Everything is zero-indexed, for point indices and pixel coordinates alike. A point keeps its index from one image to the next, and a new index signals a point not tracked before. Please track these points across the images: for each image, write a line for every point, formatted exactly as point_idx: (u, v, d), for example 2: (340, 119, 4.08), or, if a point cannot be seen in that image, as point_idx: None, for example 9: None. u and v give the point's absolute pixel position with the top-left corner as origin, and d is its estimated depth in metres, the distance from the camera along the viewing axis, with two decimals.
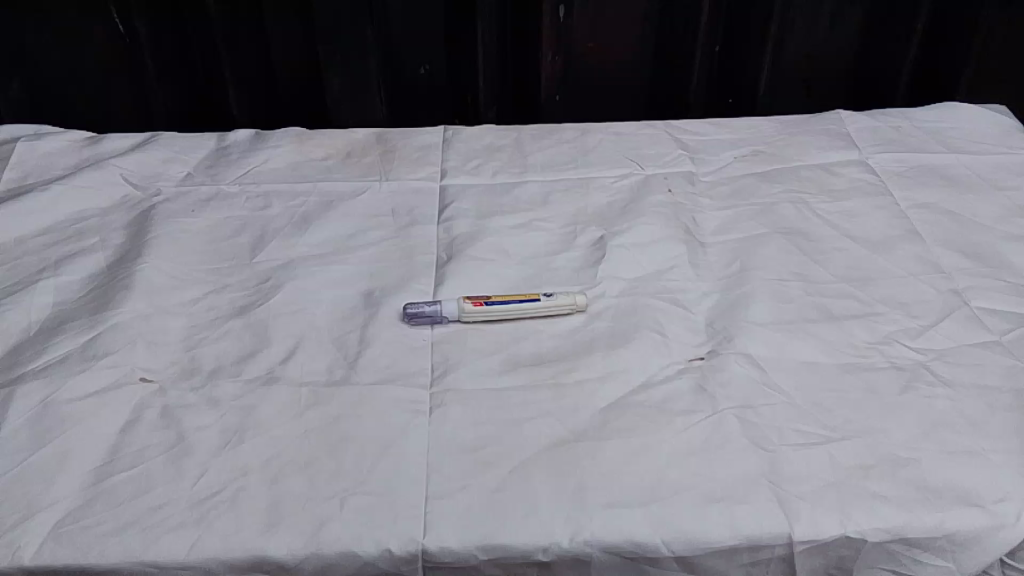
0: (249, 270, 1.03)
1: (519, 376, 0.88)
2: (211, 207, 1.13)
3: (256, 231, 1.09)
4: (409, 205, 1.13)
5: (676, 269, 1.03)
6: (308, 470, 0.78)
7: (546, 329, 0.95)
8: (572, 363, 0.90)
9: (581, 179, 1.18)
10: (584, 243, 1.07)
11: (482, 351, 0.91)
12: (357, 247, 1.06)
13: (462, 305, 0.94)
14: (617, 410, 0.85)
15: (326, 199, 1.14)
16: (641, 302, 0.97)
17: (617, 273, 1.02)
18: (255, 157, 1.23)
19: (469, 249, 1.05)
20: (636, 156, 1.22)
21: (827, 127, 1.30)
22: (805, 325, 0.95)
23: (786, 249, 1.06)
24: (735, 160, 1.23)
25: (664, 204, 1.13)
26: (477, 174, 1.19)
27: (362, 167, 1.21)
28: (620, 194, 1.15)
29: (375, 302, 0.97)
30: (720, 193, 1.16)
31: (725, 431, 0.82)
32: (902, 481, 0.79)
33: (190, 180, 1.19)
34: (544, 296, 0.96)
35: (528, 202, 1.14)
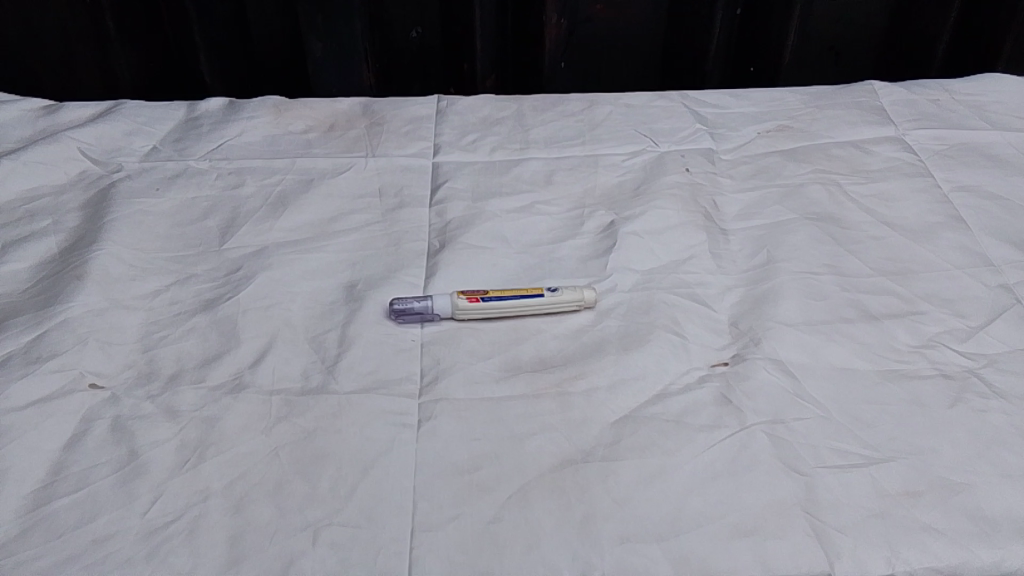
0: (218, 258, 0.92)
1: (519, 384, 0.78)
2: (177, 186, 1.02)
3: (226, 213, 0.98)
4: (397, 184, 1.02)
5: (695, 259, 0.92)
6: (278, 495, 0.68)
7: (549, 328, 0.84)
8: (579, 368, 0.80)
9: (588, 156, 1.06)
10: (592, 229, 0.96)
11: (478, 355, 0.81)
12: (339, 232, 0.95)
13: (456, 300, 0.84)
14: (631, 425, 0.75)
15: (306, 177, 1.03)
16: (656, 299, 0.87)
17: (629, 264, 0.91)
18: (228, 130, 1.11)
19: (464, 235, 0.94)
20: (650, 131, 1.11)
21: (858, 100, 1.18)
22: (841, 326, 0.85)
23: (817, 238, 0.95)
24: (758, 135, 1.11)
25: (681, 185, 1.01)
26: (472, 150, 1.07)
27: (345, 141, 1.09)
28: (631, 174, 1.04)
29: (357, 296, 0.87)
30: (743, 173, 1.05)
31: (754, 451, 0.72)
32: (956, 510, 0.69)
33: (155, 155, 1.07)
34: (548, 291, 0.85)
35: (530, 182, 1.02)
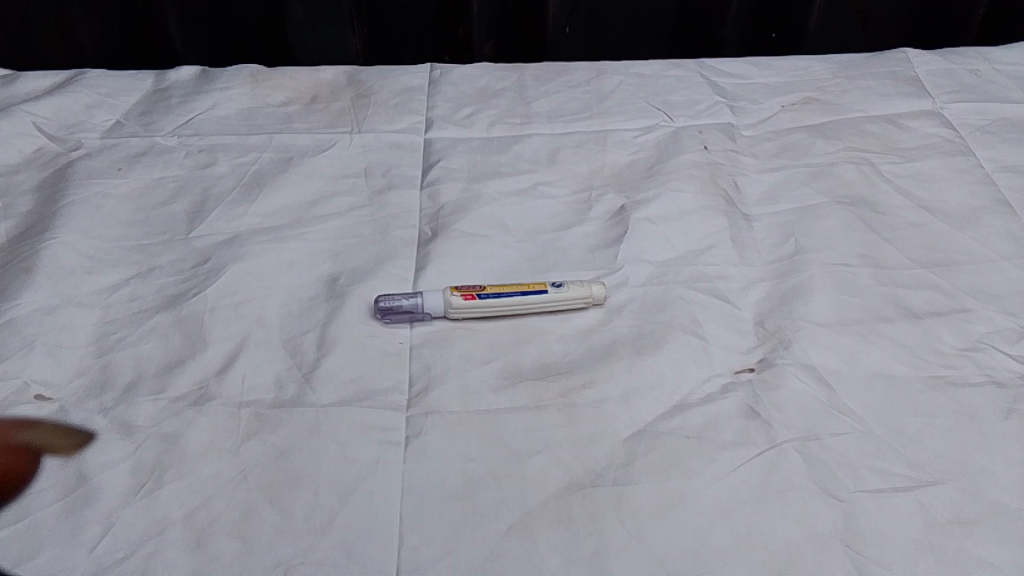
0: (184, 248, 0.82)
1: (520, 394, 0.70)
2: (141, 166, 0.92)
3: (194, 196, 0.88)
4: (385, 164, 0.92)
5: (715, 249, 0.83)
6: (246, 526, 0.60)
7: (553, 329, 0.75)
8: (587, 375, 0.71)
9: (596, 132, 0.96)
10: (601, 215, 0.87)
11: (473, 360, 0.72)
12: (319, 218, 0.86)
13: (449, 297, 0.75)
14: (645, 443, 0.66)
15: (284, 155, 0.93)
16: (673, 295, 0.78)
17: (642, 255, 0.82)
18: (199, 102, 1.01)
19: (458, 222, 0.85)
20: (663, 103, 1.01)
21: (891, 70, 1.08)
22: (879, 326, 0.76)
23: (849, 224, 0.86)
24: (782, 109, 1.01)
25: (698, 164, 0.92)
26: (468, 125, 0.97)
27: (328, 115, 0.99)
28: (644, 152, 0.94)
29: (340, 292, 0.78)
30: (767, 151, 0.95)
31: (785, 473, 0.64)
32: (1014, 542, 0.61)
33: (118, 131, 0.97)
34: (552, 286, 0.76)
35: (531, 161, 0.93)
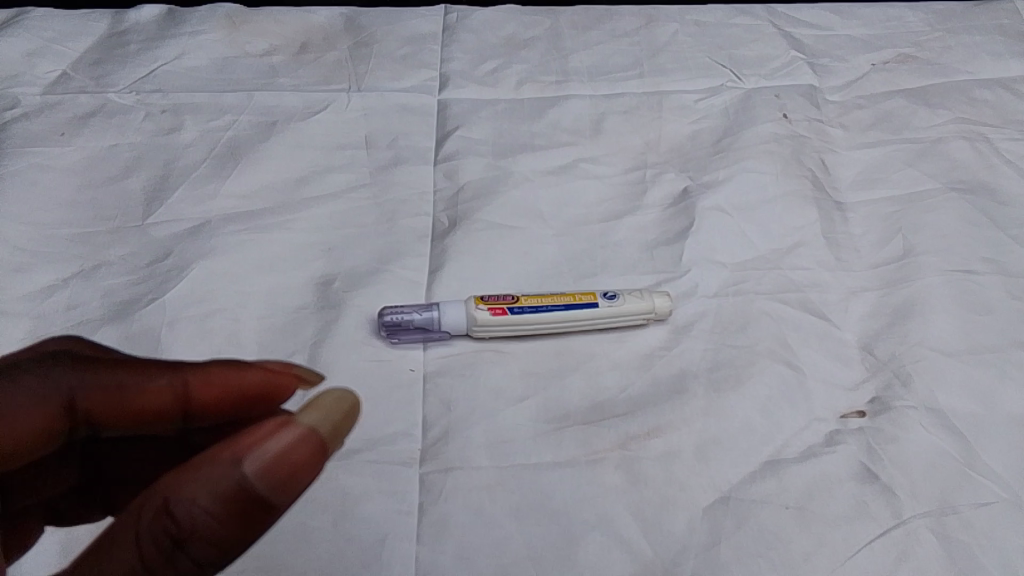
0: (139, 238, 0.66)
1: (566, 444, 0.54)
2: (90, 131, 0.74)
3: (154, 171, 0.71)
4: (391, 132, 0.75)
5: (804, 248, 0.66)
6: (334, 448, 0.38)
7: (606, 353, 0.59)
8: (651, 420, 0.55)
9: (649, 94, 0.78)
10: (659, 202, 0.70)
11: (505, 395, 0.56)
12: (310, 201, 0.69)
13: (473, 312, 0.59)
14: (733, 517, 0.51)
15: (266, 119, 0.76)
16: (756, 308, 0.62)
17: (714, 255, 0.65)
18: (164, 50, 0.82)
19: (483, 210, 0.68)
20: (730, 59, 0.82)
21: (1001, 20, 0.89)
22: (1017, 355, 0.60)
23: (970, 218, 0.69)
24: (873, 68, 0.83)
25: (778, 137, 0.74)
26: (492, 84, 0.79)
27: (321, 67, 0.81)
28: (709, 120, 0.76)
29: (334, 303, 0.61)
30: (858, 122, 0.77)
31: (917, 564, 0.50)
32: None
33: (63, 85, 0.79)
34: (604, 297, 0.60)
35: (572, 131, 0.75)
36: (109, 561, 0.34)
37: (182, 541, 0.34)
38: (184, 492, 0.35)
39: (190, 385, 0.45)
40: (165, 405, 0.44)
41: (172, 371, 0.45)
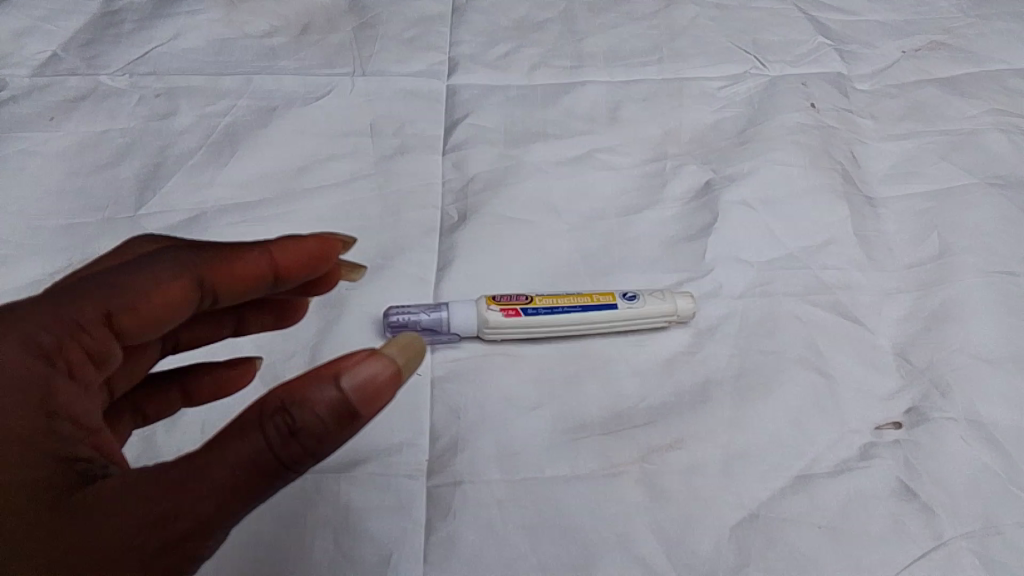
0: (130, 230, 0.62)
1: (582, 456, 0.51)
2: (80, 115, 0.70)
3: (147, 158, 0.67)
4: (397, 119, 0.71)
5: (834, 245, 0.62)
6: (412, 367, 0.38)
7: (624, 357, 0.56)
8: (672, 431, 0.52)
9: (668, 81, 0.74)
10: (679, 196, 0.66)
11: (517, 403, 0.53)
12: (311, 192, 0.65)
13: (484, 312, 0.55)
14: (761, 537, 0.48)
15: (266, 104, 0.72)
16: (783, 311, 0.58)
17: (738, 252, 0.62)
18: (159, 30, 0.78)
19: (493, 203, 0.65)
20: (754, 45, 0.78)
21: None
22: None
23: (1012, 213, 0.64)
24: (904, 56, 0.79)
25: (806, 127, 0.70)
26: (503, 69, 0.75)
27: (323, 49, 0.77)
28: (733, 108, 0.72)
29: (337, 301, 0.58)
30: (890, 111, 0.73)
31: None
32: None
33: (53, 66, 0.74)
34: (623, 298, 0.57)
35: (587, 119, 0.71)
36: (229, 457, 0.34)
37: (298, 437, 0.34)
38: (304, 400, 0.34)
39: (280, 262, 0.45)
40: (258, 280, 0.45)
41: (262, 252, 0.45)
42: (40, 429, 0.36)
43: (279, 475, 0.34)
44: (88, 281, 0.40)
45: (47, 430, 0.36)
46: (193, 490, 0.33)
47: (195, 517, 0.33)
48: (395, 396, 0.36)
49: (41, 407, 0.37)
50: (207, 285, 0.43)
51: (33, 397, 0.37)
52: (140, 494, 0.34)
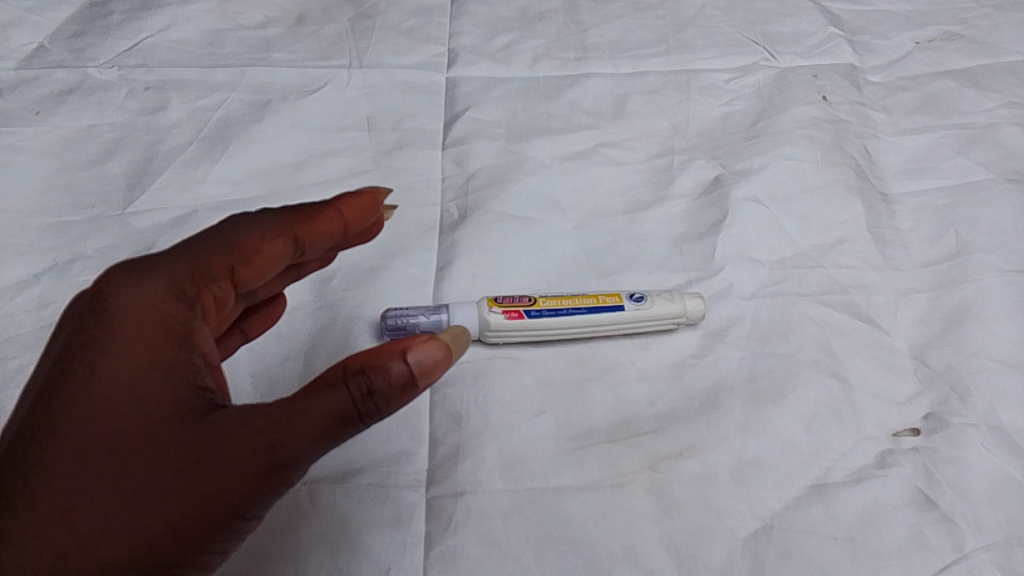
0: (118, 228, 0.60)
1: (588, 465, 0.49)
2: (67, 110, 0.68)
3: (136, 153, 0.65)
4: (395, 113, 0.69)
5: (848, 244, 0.60)
6: (461, 344, 0.41)
7: (631, 361, 0.54)
8: (681, 438, 0.50)
9: (675, 73, 0.72)
10: (687, 192, 0.64)
11: (520, 409, 0.51)
12: (306, 189, 0.63)
13: (486, 315, 0.53)
14: (775, 549, 0.46)
15: (259, 97, 0.69)
16: (795, 312, 0.56)
17: (748, 251, 0.60)
18: (149, 21, 0.75)
19: (495, 200, 0.62)
20: (763, 36, 0.76)
21: None
22: None
23: None
24: (917, 47, 0.76)
25: (817, 121, 0.68)
26: (505, 61, 0.73)
27: (319, 40, 0.74)
28: (742, 102, 0.70)
29: (333, 302, 0.56)
30: (904, 105, 0.71)
31: None
32: None
33: (39, 59, 0.72)
34: (630, 300, 0.54)
35: (591, 113, 0.69)
36: (318, 405, 0.36)
37: (370, 400, 0.36)
38: (378, 363, 0.36)
39: (350, 219, 0.48)
40: (330, 236, 0.47)
41: (333, 208, 0.47)
42: (179, 359, 0.39)
43: (358, 426, 0.36)
44: (187, 246, 0.43)
45: (185, 361, 0.39)
46: (291, 428, 0.36)
47: (290, 454, 0.36)
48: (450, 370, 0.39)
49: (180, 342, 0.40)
50: (295, 243, 0.46)
51: (172, 332, 0.40)
52: (247, 427, 0.36)
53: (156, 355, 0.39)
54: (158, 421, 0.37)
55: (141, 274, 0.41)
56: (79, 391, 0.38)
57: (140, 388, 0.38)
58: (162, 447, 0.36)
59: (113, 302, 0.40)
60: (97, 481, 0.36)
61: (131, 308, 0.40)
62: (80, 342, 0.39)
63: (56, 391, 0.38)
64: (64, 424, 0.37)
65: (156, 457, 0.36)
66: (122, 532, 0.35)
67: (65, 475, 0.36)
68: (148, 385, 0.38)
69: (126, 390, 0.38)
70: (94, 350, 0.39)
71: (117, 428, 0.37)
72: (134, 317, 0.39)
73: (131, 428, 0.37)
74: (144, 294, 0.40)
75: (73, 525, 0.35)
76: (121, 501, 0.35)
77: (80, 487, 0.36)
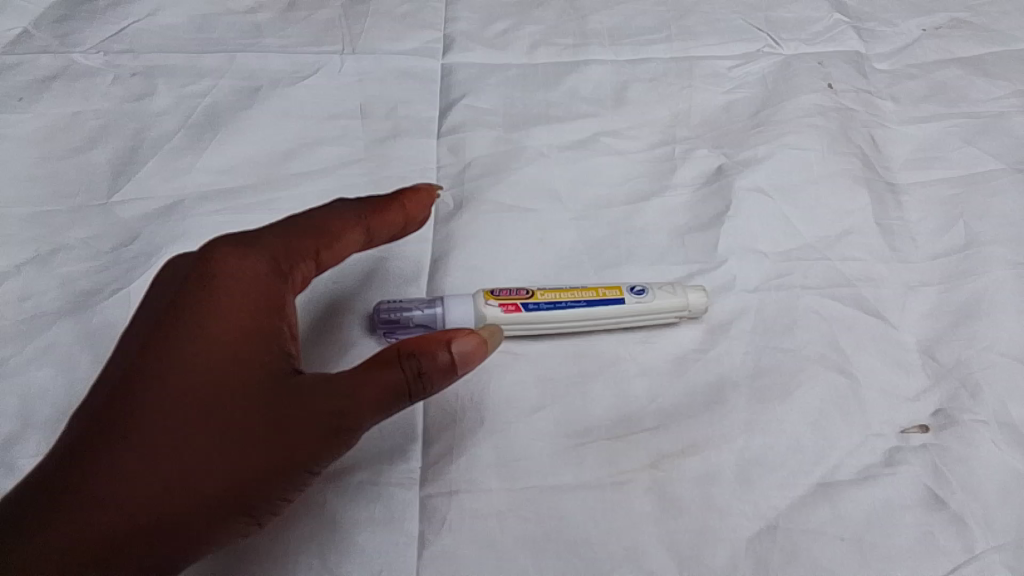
0: (103, 219, 0.59)
1: (586, 462, 0.47)
2: (51, 96, 0.66)
3: (122, 140, 0.63)
4: (389, 100, 0.67)
5: (855, 235, 0.59)
6: (494, 340, 0.47)
7: (632, 356, 0.52)
8: (683, 435, 0.49)
9: (677, 60, 0.70)
10: (689, 182, 0.62)
11: (517, 404, 0.50)
12: (297, 178, 0.61)
13: (482, 308, 0.51)
14: (779, 550, 0.45)
15: (250, 84, 0.67)
16: (801, 305, 0.54)
17: (752, 242, 0.58)
18: (137, 4, 0.73)
19: (491, 190, 0.61)
20: (768, 22, 0.74)
21: None
22: None
23: None
24: (924, 34, 0.73)
25: (823, 110, 0.66)
26: (502, 47, 0.71)
27: (311, 25, 0.72)
28: (746, 90, 0.68)
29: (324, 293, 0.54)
30: (912, 93, 0.69)
31: None
32: None
33: (22, 44, 0.70)
34: (631, 292, 0.52)
35: (591, 101, 0.67)
36: (378, 380, 0.43)
37: (419, 379, 0.43)
38: (428, 350, 0.44)
39: (411, 213, 0.52)
40: (391, 228, 0.52)
41: (396, 202, 0.52)
42: (268, 326, 0.45)
43: (406, 402, 0.43)
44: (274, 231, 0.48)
45: (273, 327, 0.45)
46: (359, 396, 0.42)
47: (361, 415, 0.42)
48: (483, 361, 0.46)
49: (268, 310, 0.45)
50: (368, 234, 0.51)
51: (262, 301, 0.45)
52: (323, 389, 0.42)
53: (254, 319, 0.44)
54: (250, 376, 0.42)
55: (244, 249, 0.46)
56: (184, 347, 0.43)
57: (237, 350, 0.43)
58: (253, 399, 0.42)
59: (216, 271, 0.45)
60: (195, 424, 0.41)
61: (232, 276, 0.45)
62: (188, 300, 0.44)
63: (160, 346, 0.43)
64: (171, 373, 0.42)
65: (255, 407, 0.42)
66: (224, 468, 0.40)
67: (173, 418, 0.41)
68: (247, 346, 0.43)
69: (226, 348, 0.43)
70: (198, 311, 0.44)
71: (214, 379, 0.42)
72: (235, 287, 0.45)
73: (230, 381, 0.42)
74: (245, 267, 0.46)
75: (181, 460, 0.40)
76: (222, 442, 0.41)
77: (187, 429, 0.41)
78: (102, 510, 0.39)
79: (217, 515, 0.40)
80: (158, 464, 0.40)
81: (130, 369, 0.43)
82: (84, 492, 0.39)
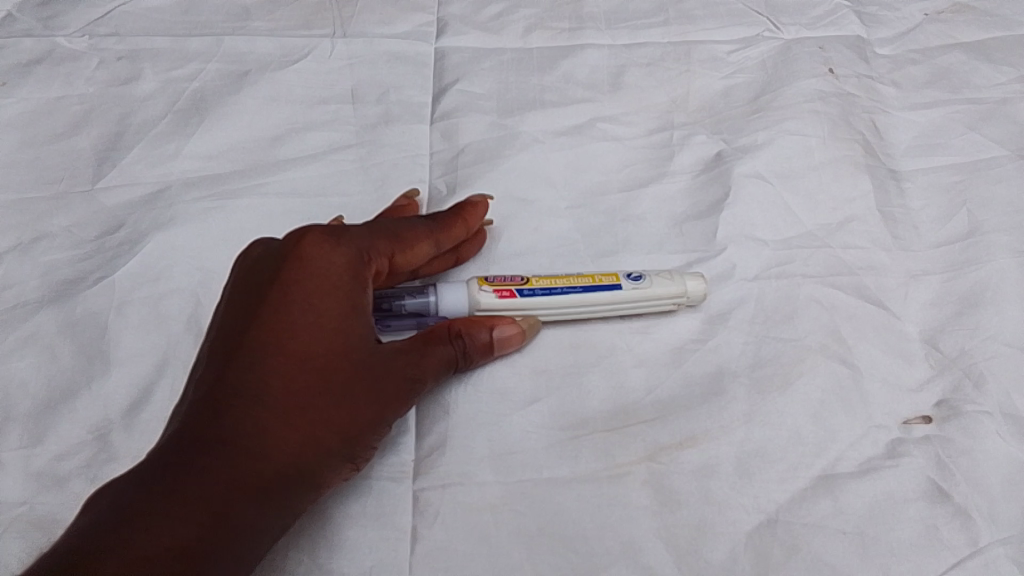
0: (86, 206, 0.57)
1: (583, 455, 0.46)
2: (33, 81, 0.64)
3: (106, 126, 0.62)
4: (380, 85, 0.65)
5: (857, 223, 0.57)
6: (534, 331, 0.50)
7: (629, 346, 0.51)
8: (682, 427, 0.48)
9: (675, 44, 0.69)
10: (687, 168, 0.61)
11: (512, 396, 0.48)
12: (286, 164, 0.60)
13: (476, 294, 0.50)
14: (780, 544, 0.44)
15: (237, 68, 0.66)
16: (802, 294, 0.53)
17: (752, 230, 0.57)
18: None
19: (486, 177, 0.59)
20: (769, 4, 0.72)
21: None
22: None
23: None
24: (926, 18, 0.72)
25: (824, 95, 0.65)
26: (496, 31, 0.69)
27: (301, 7, 0.70)
28: (745, 75, 0.67)
29: None
30: (914, 78, 0.67)
31: None
32: None
33: (5, 27, 0.67)
34: (628, 278, 0.51)
35: (587, 85, 0.66)
36: (436, 359, 0.46)
37: (465, 358, 0.47)
38: (471, 331, 0.47)
39: (473, 227, 0.52)
40: (451, 241, 0.51)
41: (461, 216, 0.52)
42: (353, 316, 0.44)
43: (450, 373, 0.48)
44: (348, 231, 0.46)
45: (358, 314, 0.44)
46: (426, 370, 0.46)
47: (428, 380, 0.46)
48: (517, 348, 0.50)
49: (353, 301, 0.44)
50: (437, 247, 0.50)
51: (346, 294, 0.44)
52: (398, 364, 0.45)
53: (348, 306, 0.44)
54: (348, 352, 0.43)
55: (333, 242, 0.45)
56: (285, 319, 0.43)
57: (338, 330, 0.43)
58: (352, 373, 0.43)
59: (306, 256, 0.44)
60: (304, 397, 0.42)
61: (325, 264, 0.44)
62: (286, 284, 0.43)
63: (265, 324, 0.43)
64: (276, 345, 0.42)
65: (355, 373, 0.43)
66: (334, 429, 0.42)
67: (283, 385, 0.42)
68: (344, 320, 0.43)
69: (326, 323, 0.43)
70: (295, 291, 0.43)
71: (318, 355, 0.42)
72: (327, 275, 0.43)
73: (334, 355, 0.43)
74: (338, 257, 0.44)
75: (297, 423, 0.41)
76: (330, 406, 0.42)
77: (297, 394, 0.42)
78: (229, 469, 0.40)
79: (328, 468, 0.42)
80: (278, 429, 0.41)
81: (236, 343, 0.43)
82: (212, 457, 0.40)
